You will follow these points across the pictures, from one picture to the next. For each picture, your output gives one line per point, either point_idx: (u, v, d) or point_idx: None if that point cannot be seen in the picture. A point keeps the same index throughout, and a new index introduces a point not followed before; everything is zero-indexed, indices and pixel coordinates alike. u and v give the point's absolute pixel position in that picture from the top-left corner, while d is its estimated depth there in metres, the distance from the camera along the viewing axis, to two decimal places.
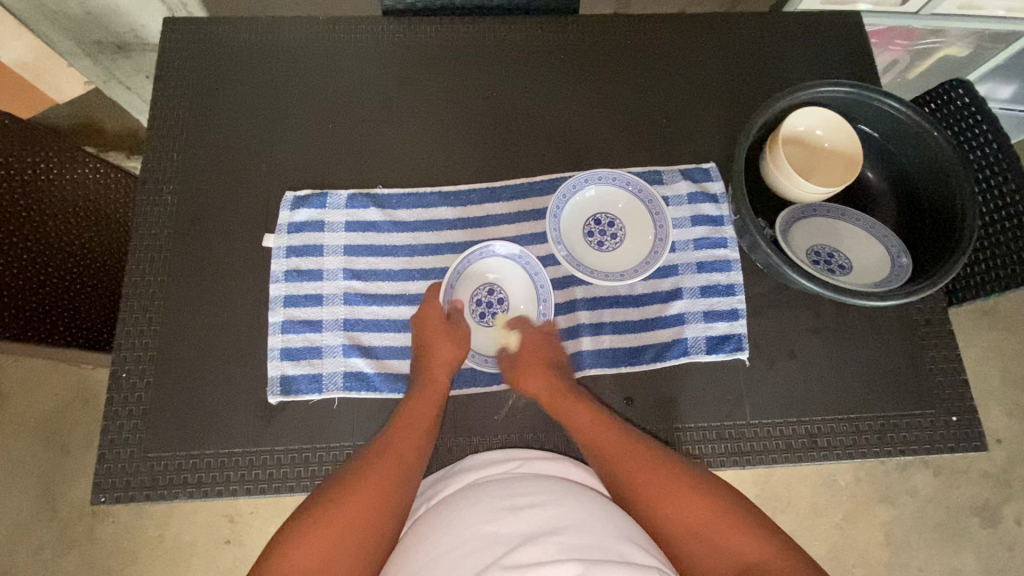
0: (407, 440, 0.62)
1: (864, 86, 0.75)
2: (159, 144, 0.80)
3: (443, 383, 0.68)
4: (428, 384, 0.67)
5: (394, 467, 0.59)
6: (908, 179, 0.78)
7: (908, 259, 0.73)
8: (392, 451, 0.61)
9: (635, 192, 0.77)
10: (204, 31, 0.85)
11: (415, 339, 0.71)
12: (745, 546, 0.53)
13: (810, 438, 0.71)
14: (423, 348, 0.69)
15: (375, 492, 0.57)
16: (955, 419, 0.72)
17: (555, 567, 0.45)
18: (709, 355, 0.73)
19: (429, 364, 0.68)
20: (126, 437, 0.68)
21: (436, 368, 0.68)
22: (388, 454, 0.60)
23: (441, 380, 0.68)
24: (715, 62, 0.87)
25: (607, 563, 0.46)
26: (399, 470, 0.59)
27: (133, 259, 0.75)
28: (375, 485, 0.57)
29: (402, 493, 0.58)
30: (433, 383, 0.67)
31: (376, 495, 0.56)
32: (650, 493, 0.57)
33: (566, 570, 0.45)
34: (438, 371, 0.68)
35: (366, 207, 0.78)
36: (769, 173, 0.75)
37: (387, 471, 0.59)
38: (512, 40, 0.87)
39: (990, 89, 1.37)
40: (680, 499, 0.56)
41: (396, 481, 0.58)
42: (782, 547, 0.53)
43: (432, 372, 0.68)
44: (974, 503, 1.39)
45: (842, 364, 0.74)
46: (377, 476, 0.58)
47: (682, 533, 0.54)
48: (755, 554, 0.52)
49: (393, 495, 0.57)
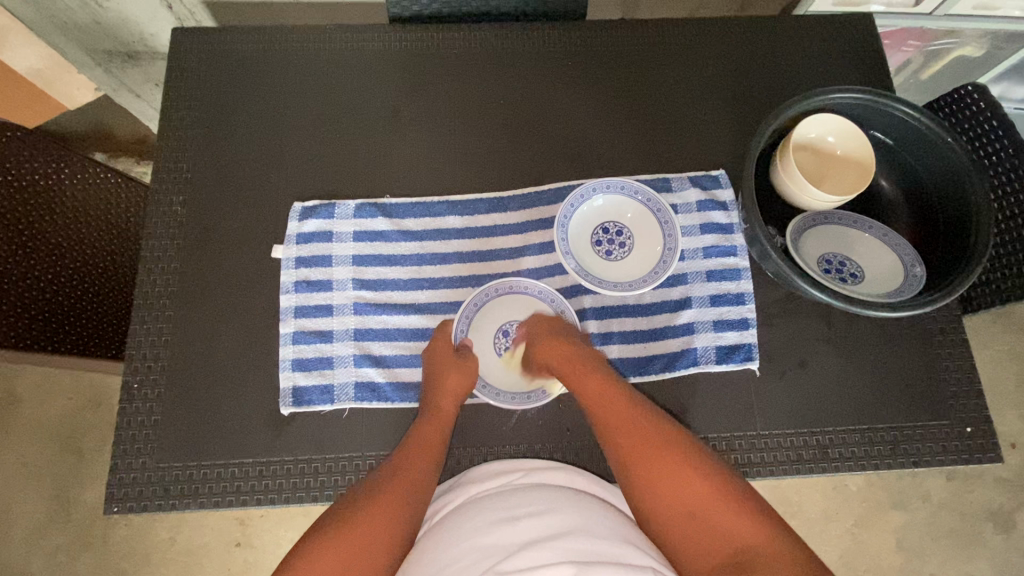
0: (414, 464, 0.63)
1: (875, 93, 0.74)
2: (169, 155, 0.80)
3: (449, 406, 0.68)
4: (436, 408, 0.67)
5: (401, 490, 0.60)
6: (922, 187, 0.77)
7: (921, 269, 0.72)
8: (399, 476, 0.61)
9: (644, 201, 0.77)
10: (213, 42, 0.85)
11: (427, 366, 0.70)
12: (741, 534, 0.53)
13: (821, 450, 0.70)
14: (434, 372, 0.69)
15: (376, 517, 0.57)
16: (970, 430, 0.71)
17: (550, 570, 0.47)
18: (718, 365, 0.73)
19: (437, 389, 0.68)
20: (139, 448, 0.69)
21: (446, 393, 0.67)
22: (397, 476, 0.61)
23: (450, 407, 0.68)
24: (725, 67, 0.86)
25: (602, 565, 0.48)
26: (403, 495, 0.60)
27: (143, 270, 0.75)
28: (377, 507, 0.57)
29: (407, 514, 0.58)
30: (441, 407, 0.67)
31: (383, 519, 0.57)
32: (651, 477, 0.58)
33: (559, 573, 0.47)
34: (446, 396, 0.67)
35: (374, 217, 0.78)
36: (780, 181, 0.74)
37: (394, 495, 0.59)
38: (519, 48, 0.86)
39: (1004, 89, 1.35)
40: (678, 476, 0.57)
41: (401, 506, 0.58)
42: (782, 539, 0.52)
43: (439, 398, 0.67)
44: (989, 508, 1.37)
45: (854, 374, 0.73)
46: (382, 498, 0.58)
47: (679, 520, 0.55)
48: (747, 542, 0.52)
49: (396, 518, 0.57)
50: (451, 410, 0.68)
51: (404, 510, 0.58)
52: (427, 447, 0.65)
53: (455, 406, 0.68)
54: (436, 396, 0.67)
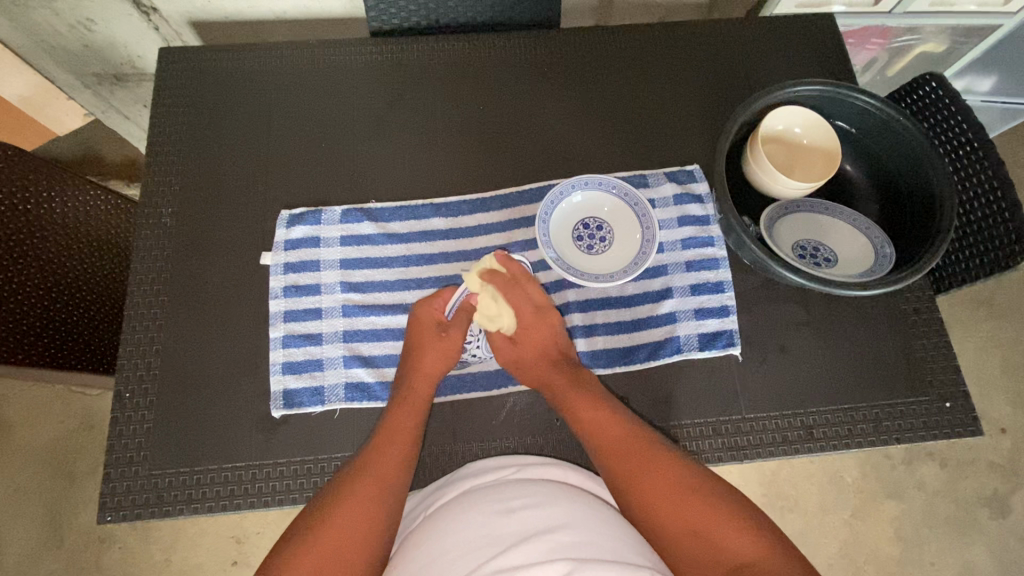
0: (390, 453, 0.65)
1: (837, 85, 0.77)
2: (158, 169, 0.82)
3: (425, 387, 0.70)
4: (410, 390, 0.69)
5: (374, 486, 0.62)
6: (887, 173, 0.79)
7: (891, 250, 0.74)
8: (369, 471, 0.63)
9: (621, 196, 0.79)
10: (199, 59, 0.88)
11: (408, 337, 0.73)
12: (740, 547, 0.55)
13: (806, 430, 0.72)
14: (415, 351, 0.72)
15: (353, 518, 0.59)
16: (948, 406, 0.72)
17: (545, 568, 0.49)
18: (702, 351, 0.74)
19: (414, 372, 0.70)
20: (131, 456, 0.69)
21: (421, 375, 0.70)
22: (369, 468, 0.63)
23: (424, 389, 0.70)
24: (694, 67, 0.89)
25: (596, 563, 0.50)
26: (377, 488, 0.62)
27: (134, 281, 0.76)
28: (349, 512, 0.60)
29: (380, 516, 0.60)
30: (416, 387, 0.70)
31: (357, 525, 0.59)
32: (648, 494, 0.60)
33: (554, 571, 0.49)
34: (420, 376, 0.70)
35: (360, 221, 0.80)
36: (751, 172, 0.77)
37: (364, 495, 0.61)
38: (496, 56, 0.89)
39: (969, 82, 1.40)
40: (680, 495, 0.59)
41: (375, 508, 0.61)
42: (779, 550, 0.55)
43: (414, 380, 0.70)
44: (983, 493, 1.38)
45: (834, 356, 0.75)
46: (355, 501, 0.61)
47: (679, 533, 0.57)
48: (747, 555, 0.55)
49: (371, 518, 0.60)
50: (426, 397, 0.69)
51: (370, 516, 0.60)
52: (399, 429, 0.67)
53: (430, 389, 0.70)
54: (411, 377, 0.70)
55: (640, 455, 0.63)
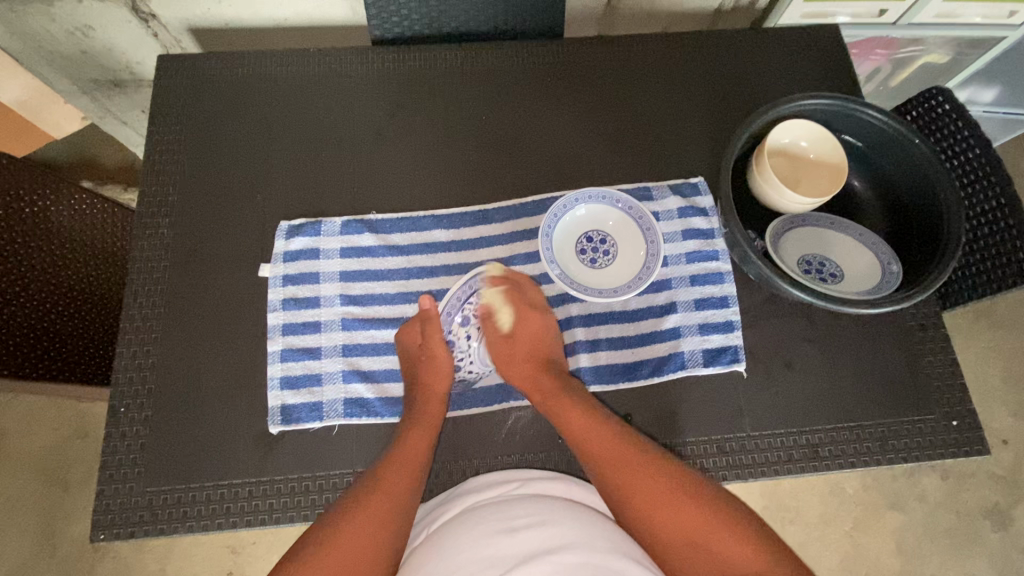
0: (400, 470, 0.64)
1: (844, 99, 0.76)
2: (156, 179, 0.81)
3: (438, 407, 0.69)
4: (424, 411, 0.68)
5: (384, 504, 0.62)
6: (894, 188, 0.79)
7: (898, 266, 0.73)
8: (380, 489, 0.63)
9: (625, 209, 0.78)
10: (197, 67, 0.87)
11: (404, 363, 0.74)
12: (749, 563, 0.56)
13: (811, 448, 0.71)
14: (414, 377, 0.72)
15: (364, 533, 0.60)
16: (956, 424, 0.72)
17: None
18: (706, 367, 0.73)
19: (423, 394, 0.70)
20: (125, 473, 0.68)
21: (432, 397, 0.70)
22: (379, 485, 0.63)
23: (437, 408, 0.69)
24: (699, 79, 0.88)
25: None
26: (389, 506, 0.62)
27: (131, 293, 0.75)
28: (360, 528, 0.60)
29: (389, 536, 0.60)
30: (429, 409, 0.69)
31: (366, 540, 0.59)
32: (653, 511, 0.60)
33: None
34: (431, 398, 0.70)
35: (360, 232, 0.79)
36: (757, 185, 0.76)
37: (376, 511, 0.61)
38: (500, 66, 0.88)
39: (972, 93, 1.40)
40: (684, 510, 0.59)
41: (386, 525, 0.61)
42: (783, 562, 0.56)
43: (426, 402, 0.69)
44: (985, 506, 1.37)
45: (840, 373, 0.74)
46: (364, 517, 0.61)
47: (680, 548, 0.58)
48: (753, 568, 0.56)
49: (384, 535, 0.60)
50: (439, 409, 0.69)
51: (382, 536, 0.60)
52: (415, 447, 0.66)
53: (442, 407, 0.70)
54: (422, 400, 0.69)
55: (635, 468, 0.62)
